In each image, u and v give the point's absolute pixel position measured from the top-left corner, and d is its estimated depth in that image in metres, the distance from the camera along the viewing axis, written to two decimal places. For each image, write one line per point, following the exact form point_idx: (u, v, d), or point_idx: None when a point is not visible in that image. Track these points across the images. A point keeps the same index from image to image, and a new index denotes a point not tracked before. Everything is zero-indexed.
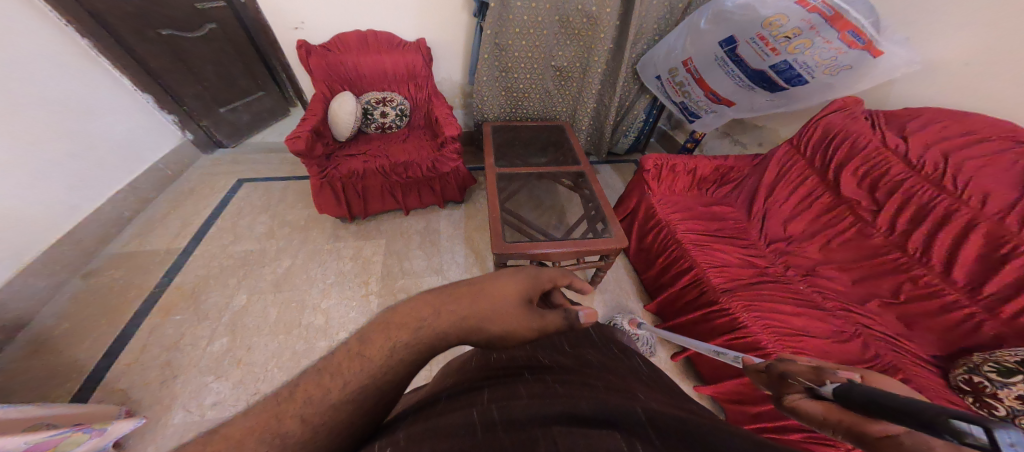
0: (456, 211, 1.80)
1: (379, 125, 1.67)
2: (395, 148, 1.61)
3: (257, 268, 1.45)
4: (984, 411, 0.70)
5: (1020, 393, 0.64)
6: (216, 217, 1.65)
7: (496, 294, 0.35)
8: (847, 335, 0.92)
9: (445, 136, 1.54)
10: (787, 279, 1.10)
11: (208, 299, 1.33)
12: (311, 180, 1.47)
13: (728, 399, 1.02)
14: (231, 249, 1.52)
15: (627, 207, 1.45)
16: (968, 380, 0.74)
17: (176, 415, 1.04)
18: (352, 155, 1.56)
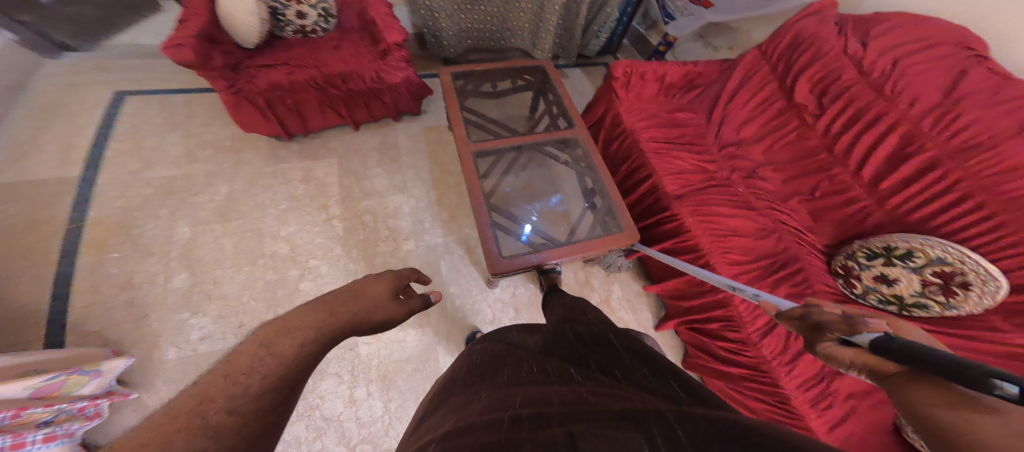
0: (413, 124, 1.66)
1: (298, 28, 1.35)
2: (326, 55, 1.34)
3: (191, 197, 1.30)
4: (843, 290, 0.98)
5: (875, 273, 0.90)
6: (109, 138, 1.37)
7: (366, 297, 0.56)
8: (767, 231, 1.12)
9: (387, 44, 1.34)
10: (730, 182, 1.24)
11: (144, 234, 1.21)
12: (221, 96, 1.23)
13: (669, 296, 1.26)
14: (146, 176, 1.31)
15: (596, 114, 1.45)
16: (843, 265, 0.98)
17: (169, 351, 1.05)
18: (268, 64, 1.29)
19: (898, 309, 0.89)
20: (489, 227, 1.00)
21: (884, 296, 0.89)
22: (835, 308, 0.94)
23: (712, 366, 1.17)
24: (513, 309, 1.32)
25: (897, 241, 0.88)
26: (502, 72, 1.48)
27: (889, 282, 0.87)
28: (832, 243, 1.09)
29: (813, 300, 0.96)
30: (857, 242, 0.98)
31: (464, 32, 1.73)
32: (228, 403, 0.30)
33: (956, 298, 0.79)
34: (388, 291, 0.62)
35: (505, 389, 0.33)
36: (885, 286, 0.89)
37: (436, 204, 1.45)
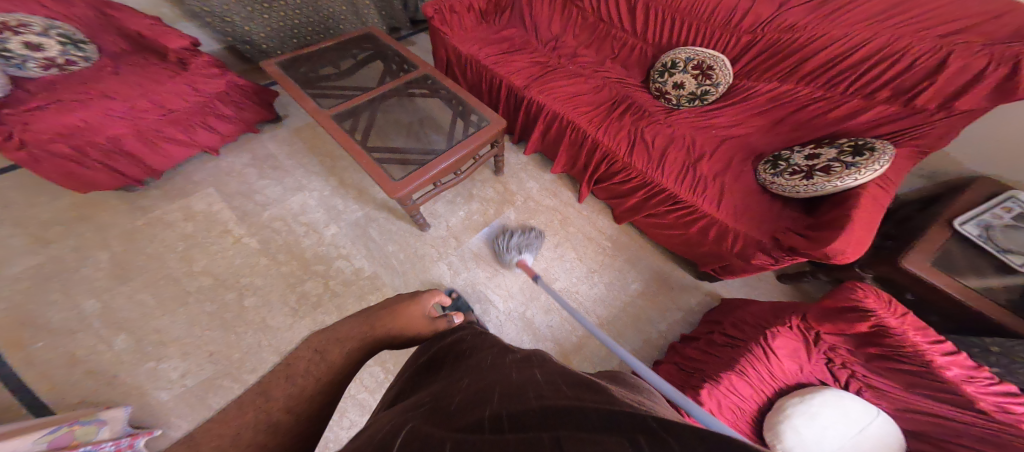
0: (279, 129, 1.65)
1: (44, 62, 1.12)
2: (116, 84, 1.16)
3: (75, 272, 1.21)
4: (668, 105, 1.48)
5: (671, 85, 1.44)
6: None
7: (400, 314, 0.65)
8: (599, 88, 1.54)
9: (176, 52, 1.25)
10: (560, 65, 1.62)
11: (52, 319, 1.13)
12: (10, 155, 1.08)
13: (566, 165, 1.60)
14: (8, 273, 1.17)
15: (443, 59, 1.72)
16: (656, 89, 1.50)
17: (161, 393, 1.07)
18: (35, 107, 1.07)
19: (700, 102, 1.42)
20: (376, 162, 1.18)
21: (686, 96, 1.43)
22: (675, 120, 1.42)
23: (629, 208, 1.48)
24: (453, 239, 1.48)
25: (672, 57, 1.42)
26: (332, 49, 1.56)
27: (681, 86, 1.41)
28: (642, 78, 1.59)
29: (655, 119, 1.43)
30: (653, 70, 1.50)
31: (279, 32, 1.69)
32: (287, 400, 0.46)
33: (714, 77, 1.35)
34: (425, 315, 0.70)
35: (482, 375, 0.41)
36: (682, 90, 1.42)
37: (340, 187, 1.52)
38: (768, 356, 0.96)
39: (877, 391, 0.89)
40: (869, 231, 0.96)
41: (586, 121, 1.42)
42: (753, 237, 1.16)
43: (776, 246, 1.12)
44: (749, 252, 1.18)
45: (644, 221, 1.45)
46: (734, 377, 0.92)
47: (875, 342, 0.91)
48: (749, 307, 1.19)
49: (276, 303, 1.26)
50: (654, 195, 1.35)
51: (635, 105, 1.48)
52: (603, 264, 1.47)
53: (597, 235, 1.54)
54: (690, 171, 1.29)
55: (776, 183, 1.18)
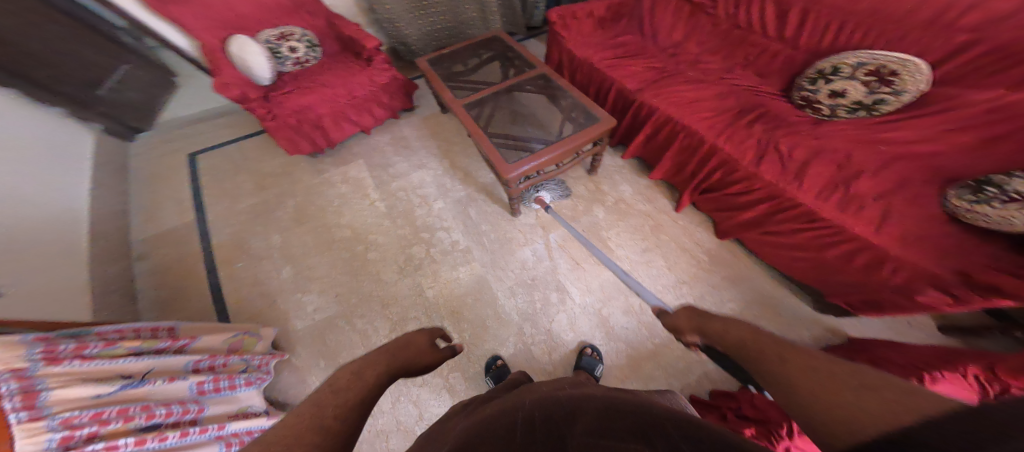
0: (411, 117, 1.97)
1: (296, 61, 1.68)
2: (328, 76, 1.67)
3: (273, 212, 1.63)
4: (820, 117, 1.28)
5: (828, 94, 1.23)
6: (199, 188, 1.70)
7: (411, 347, 0.86)
8: (726, 94, 1.44)
9: (369, 50, 1.69)
10: (679, 70, 1.56)
11: (254, 246, 1.52)
12: (265, 125, 1.60)
13: (669, 173, 1.54)
14: (237, 207, 1.64)
15: (556, 61, 1.84)
16: (804, 98, 1.31)
17: (298, 322, 1.35)
18: (287, 92, 1.60)
19: (867, 113, 1.19)
20: (494, 147, 1.37)
21: (849, 106, 1.20)
22: (820, 131, 1.24)
23: (739, 221, 1.35)
24: (541, 228, 1.56)
25: (837, 62, 1.22)
26: (467, 49, 1.82)
27: (842, 93, 1.20)
28: (785, 85, 1.43)
29: (796, 130, 1.26)
30: (805, 75, 1.32)
31: (426, 36, 2.04)
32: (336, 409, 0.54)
33: (896, 84, 1.11)
34: (428, 346, 0.92)
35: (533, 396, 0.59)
36: (841, 99, 1.21)
37: (450, 169, 1.74)
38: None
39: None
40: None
41: (703, 127, 1.34)
42: (926, 270, 0.96)
43: (965, 285, 0.91)
44: (916, 286, 0.98)
45: (760, 238, 1.31)
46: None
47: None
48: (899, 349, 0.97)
49: (391, 259, 1.51)
50: (785, 208, 1.21)
51: (767, 114, 1.34)
52: (696, 277, 1.36)
53: (694, 248, 1.43)
54: (838, 188, 1.12)
55: (975, 213, 0.92)
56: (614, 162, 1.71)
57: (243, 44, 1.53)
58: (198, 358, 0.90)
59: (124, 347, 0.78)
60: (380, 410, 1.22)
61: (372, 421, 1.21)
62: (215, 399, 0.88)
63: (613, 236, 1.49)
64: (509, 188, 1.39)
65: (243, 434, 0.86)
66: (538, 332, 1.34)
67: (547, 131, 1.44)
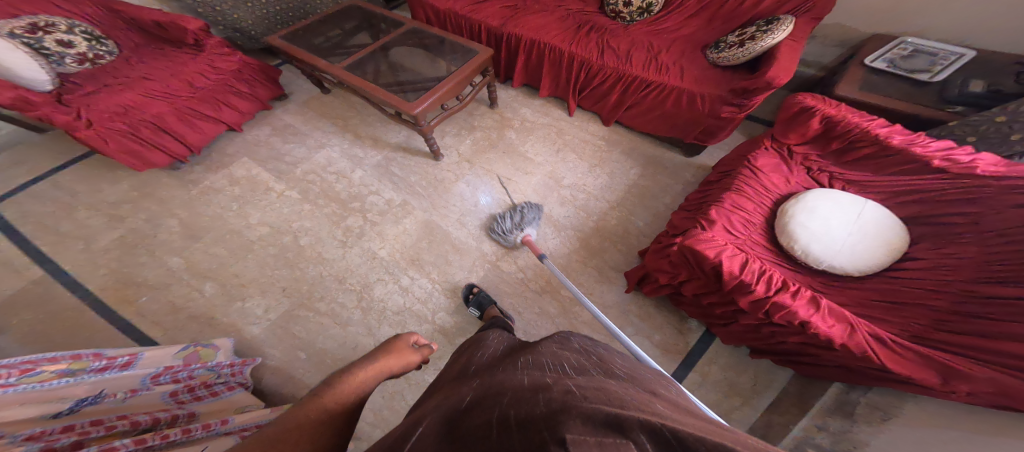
0: (287, 104, 1.82)
1: (79, 58, 1.40)
2: (149, 70, 1.45)
3: (153, 237, 1.38)
4: (624, 24, 1.69)
5: (621, 5, 1.67)
6: (25, 243, 1.32)
7: (392, 356, 0.69)
8: (573, 15, 1.75)
9: (194, 32, 1.49)
10: (528, 3, 1.83)
11: (148, 277, 1.29)
12: (81, 134, 1.25)
13: (554, 88, 1.80)
14: (97, 246, 1.34)
15: (423, 17, 1.94)
16: (610, 12, 1.71)
17: (253, 328, 1.23)
18: (94, 94, 1.33)
19: (647, 14, 1.65)
20: (392, 94, 1.40)
21: (637, 10, 1.65)
22: (636, 31, 1.64)
23: (609, 106, 1.69)
24: (465, 162, 1.67)
25: None
26: (325, 22, 1.74)
27: (629, 3, 1.65)
28: (597, 6, 1.79)
29: (605, 31, 1.66)
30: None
31: (263, 19, 1.87)
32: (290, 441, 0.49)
33: None
34: (408, 346, 0.75)
35: (483, 383, 0.44)
36: (631, 7, 1.66)
37: (356, 139, 1.70)
38: (756, 175, 1.16)
39: (859, 184, 1.11)
40: (789, 67, 1.23)
41: (555, 39, 1.63)
42: (715, 93, 1.39)
43: (734, 95, 1.35)
44: (715, 107, 1.41)
45: (628, 114, 1.66)
46: (733, 196, 1.10)
47: (835, 139, 1.15)
48: (728, 157, 1.39)
49: (326, 238, 1.44)
50: (626, 84, 1.55)
51: (595, 27, 1.68)
52: (603, 159, 1.68)
53: (592, 138, 1.75)
54: (652, 62, 1.51)
55: (722, 57, 1.41)
56: (509, 93, 1.93)
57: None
58: (155, 372, 0.86)
59: (47, 372, 0.70)
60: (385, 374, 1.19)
61: (381, 386, 1.17)
62: (199, 403, 0.87)
63: (528, 149, 1.71)
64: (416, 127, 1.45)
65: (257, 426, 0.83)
66: (497, 247, 1.46)
67: (427, 72, 1.55)
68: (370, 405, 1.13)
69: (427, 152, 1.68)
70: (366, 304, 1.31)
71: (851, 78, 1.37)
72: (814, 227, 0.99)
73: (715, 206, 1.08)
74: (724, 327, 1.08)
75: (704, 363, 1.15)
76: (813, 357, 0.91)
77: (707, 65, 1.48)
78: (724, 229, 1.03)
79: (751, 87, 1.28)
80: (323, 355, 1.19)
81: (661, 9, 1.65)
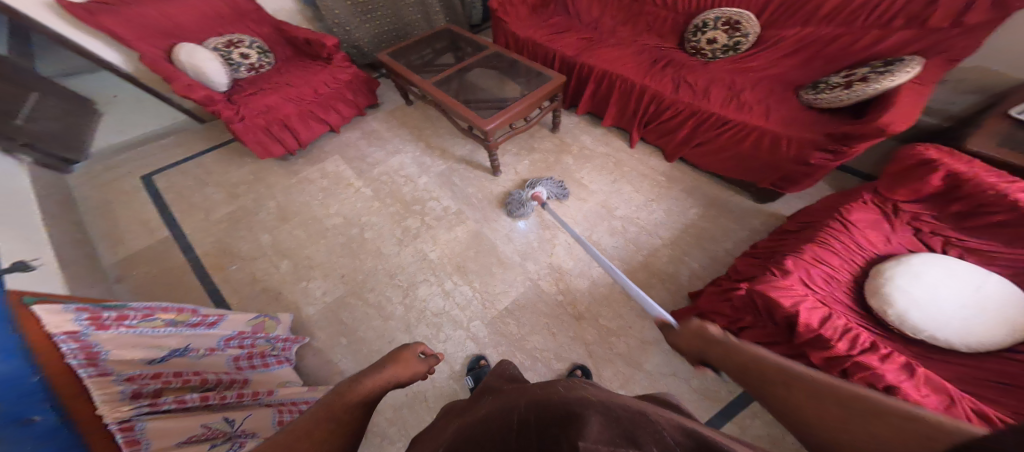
0: (377, 112, 2.08)
1: (250, 67, 1.75)
2: (290, 78, 1.78)
3: (254, 215, 1.63)
4: (704, 60, 1.66)
5: (706, 41, 1.65)
6: (167, 208, 1.65)
7: (399, 362, 0.80)
8: (648, 50, 1.77)
9: (329, 48, 1.80)
10: (603, 37, 1.90)
11: (242, 249, 1.52)
12: (233, 127, 1.59)
13: (620, 118, 1.81)
14: (213, 217, 1.62)
15: (502, 43, 2.10)
16: (692, 48, 1.69)
17: (309, 308, 1.37)
18: (253, 94, 1.68)
19: (733, 53, 1.61)
20: (471, 110, 1.53)
21: (722, 48, 1.62)
22: (718, 67, 1.60)
23: (676, 141, 1.65)
24: (521, 181, 1.73)
25: (705, 18, 1.65)
26: (421, 42, 1.98)
27: (715, 40, 1.62)
28: (676, 42, 1.80)
29: (688, 65, 1.64)
30: (687, 32, 1.72)
31: (374, 38, 2.19)
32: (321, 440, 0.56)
33: (744, 28, 1.57)
34: (415, 355, 0.85)
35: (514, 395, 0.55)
36: (715, 44, 1.63)
37: (427, 149, 1.87)
38: (848, 228, 1.04)
39: (983, 254, 0.94)
40: (911, 114, 1.09)
41: (630, 70, 1.67)
42: (808, 136, 1.28)
43: (831, 140, 1.24)
44: (806, 152, 1.30)
45: (696, 151, 1.61)
46: (817, 249, 1.00)
47: (955, 199, 0.99)
48: (810, 207, 1.28)
49: (387, 235, 1.58)
50: (702, 120, 1.51)
51: (672, 62, 1.68)
52: (660, 195, 1.63)
53: (653, 172, 1.71)
54: (734, 99, 1.46)
55: (820, 99, 1.31)
56: (573, 120, 1.98)
57: (192, 52, 1.55)
58: (228, 336, 0.97)
59: (161, 319, 0.81)
60: None
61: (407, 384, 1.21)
62: (254, 371, 0.98)
63: (585, 176, 1.72)
64: (486, 142, 1.54)
65: (291, 405, 0.95)
66: (540, 266, 1.47)
67: (501, 94, 1.66)
68: (394, 400, 1.18)
69: (488, 167, 1.78)
70: (410, 300, 1.39)
71: (989, 130, 1.15)
72: (917, 293, 0.85)
73: (792, 256, 0.99)
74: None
75: (751, 431, 1.04)
76: None
77: (800, 106, 1.38)
78: (804, 283, 0.93)
79: (852, 133, 1.17)
80: (361, 345, 1.28)
81: (752, 46, 1.60)
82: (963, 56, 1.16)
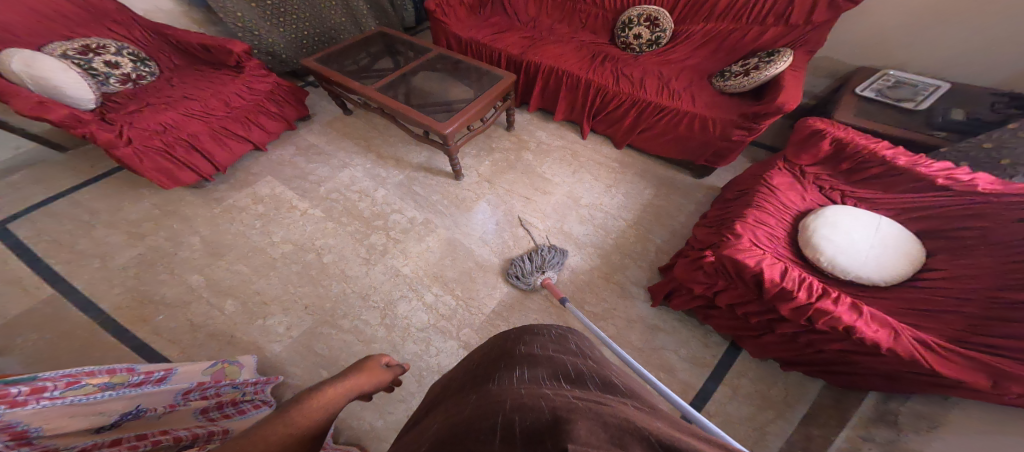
0: (312, 125, 1.87)
1: (123, 78, 1.44)
2: (190, 90, 1.50)
3: (172, 255, 1.35)
4: (634, 54, 1.82)
5: (632, 37, 1.81)
6: (39, 260, 1.28)
7: (369, 371, 0.68)
8: (586, 45, 1.88)
9: (239, 54, 1.56)
10: (542, 35, 1.97)
11: (166, 295, 1.25)
12: (117, 152, 1.28)
13: (569, 111, 1.90)
14: (114, 264, 1.30)
15: (443, 44, 2.07)
16: (622, 43, 1.84)
17: (274, 346, 1.19)
18: (135, 111, 1.37)
19: (655, 46, 1.79)
20: (424, 114, 1.47)
21: (648, 42, 1.78)
22: (649, 61, 1.77)
23: (623, 129, 1.78)
24: (485, 182, 1.71)
25: (630, 15, 1.81)
26: (353, 47, 1.83)
27: (640, 36, 1.79)
28: (608, 39, 1.94)
29: (624, 59, 1.79)
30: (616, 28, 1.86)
31: (293, 43, 1.96)
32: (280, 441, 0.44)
33: (663, 24, 1.74)
34: (384, 365, 0.73)
35: (473, 397, 0.41)
36: (642, 40, 1.79)
37: (378, 159, 1.74)
38: (773, 192, 1.23)
39: (868, 201, 1.18)
40: (796, 94, 1.34)
41: (574, 64, 1.76)
42: (729, 117, 1.48)
43: (745, 119, 1.45)
44: (728, 130, 1.50)
45: (640, 137, 1.75)
46: (755, 212, 1.16)
47: (843, 160, 1.24)
48: (741, 176, 1.48)
49: (350, 255, 1.43)
50: (642, 108, 1.64)
51: (609, 57, 1.80)
52: (617, 180, 1.74)
53: (607, 158, 1.83)
54: (665, 88, 1.63)
55: (730, 85, 1.52)
56: (526, 117, 2.02)
57: (30, 59, 1.19)
58: (187, 388, 0.78)
59: (92, 384, 0.61)
60: (410, 392, 1.13)
61: (406, 405, 1.11)
62: (228, 422, 0.83)
63: (546, 170, 1.77)
64: (445, 145, 1.49)
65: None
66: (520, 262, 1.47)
67: (453, 95, 1.62)
68: (396, 424, 1.07)
69: (450, 172, 1.73)
70: (391, 320, 1.28)
71: (855, 101, 1.47)
72: (837, 239, 1.04)
73: (738, 220, 1.13)
74: (756, 338, 1.12)
75: (733, 376, 1.16)
76: (857, 365, 0.93)
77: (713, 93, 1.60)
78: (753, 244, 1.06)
79: (761, 112, 1.39)
80: None
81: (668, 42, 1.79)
82: (815, 48, 1.46)
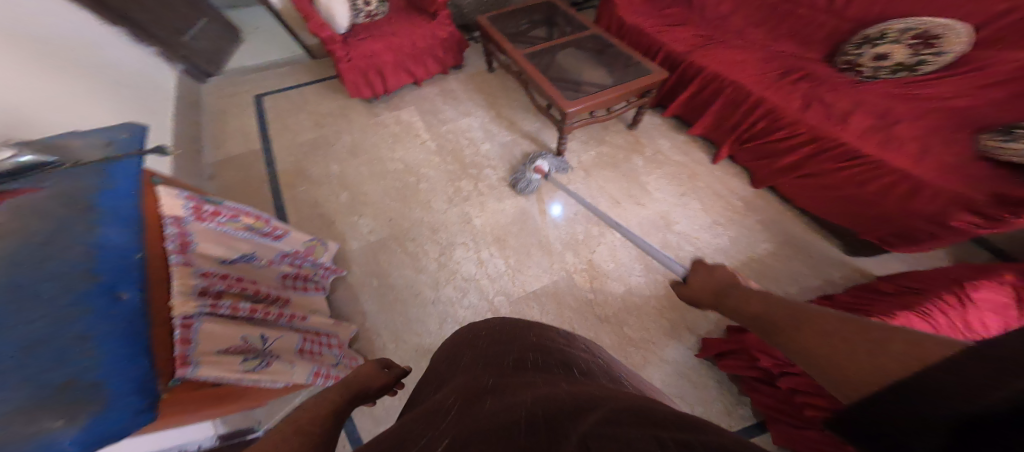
0: (461, 74, 2.11)
1: (368, 14, 1.78)
2: (397, 26, 1.81)
3: (330, 146, 1.76)
4: (863, 78, 1.40)
5: (870, 57, 1.38)
6: (264, 124, 1.85)
7: (361, 372, 0.73)
8: (769, 59, 1.57)
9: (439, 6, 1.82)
10: (718, 36, 1.72)
11: (312, 173, 1.66)
12: (340, 65, 1.72)
13: (713, 127, 1.65)
14: (298, 140, 1.79)
15: (604, 25, 2.01)
16: (847, 63, 1.44)
17: (354, 242, 1.47)
18: (364, 38, 1.75)
19: (908, 73, 1.33)
20: (554, 87, 1.50)
21: (894, 67, 1.34)
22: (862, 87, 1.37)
23: (775, 167, 1.47)
24: (581, 171, 1.67)
25: (884, 28, 1.37)
26: (523, 11, 1.94)
27: (886, 56, 1.34)
28: (826, 54, 1.56)
29: (827, 82, 1.42)
30: (849, 45, 1.45)
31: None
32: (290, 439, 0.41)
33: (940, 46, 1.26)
34: (376, 368, 0.79)
35: (483, 382, 0.40)
36: (884, 62, 1.35)
37: (496, 117, 1.87)
38: (963, 304, 0.85)
39: None
40: None
41: (744, 75, 1.50)
42: (958, 194, 1.05)
43: (993, 204, 1.01)
44: (949, 210, 1.07)
45: (795, 182, 1.43)
46: (912, 317, 0.84)
47: None
48: (924, 271, 1.07)
49: (441, 191, 1.62)
50: (820, 150, 1.31)
51: (808, 74, 1.46)
52: (731, 220, 1.48)
53: (732, 194, 1.56)
54: (881, 131, 1.23)
55: (1014, 148, 1.02)
56: (656, 121, 1.85)
57: None
58: (286, 252, 1.08)
59: (241, 223, 0.92)
60: (429, 330, 1.26)
61: (419, 340, 1.24)
62: (296, 292, 1.10)
63: (651, 181, 1.62)
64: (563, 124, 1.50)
65: (314, 333, 1.03)
66: (579, 260, 1.42)
67: (592, 78, 1.58)
68: (405, 348, 1.22)
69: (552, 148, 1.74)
70: (445, 259, 1.43)
71: None
72: None
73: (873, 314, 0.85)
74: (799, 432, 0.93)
75: None
76: None
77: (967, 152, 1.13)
78: None
79: None
80: (388, 289, 1.36)
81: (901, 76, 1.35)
82: None
